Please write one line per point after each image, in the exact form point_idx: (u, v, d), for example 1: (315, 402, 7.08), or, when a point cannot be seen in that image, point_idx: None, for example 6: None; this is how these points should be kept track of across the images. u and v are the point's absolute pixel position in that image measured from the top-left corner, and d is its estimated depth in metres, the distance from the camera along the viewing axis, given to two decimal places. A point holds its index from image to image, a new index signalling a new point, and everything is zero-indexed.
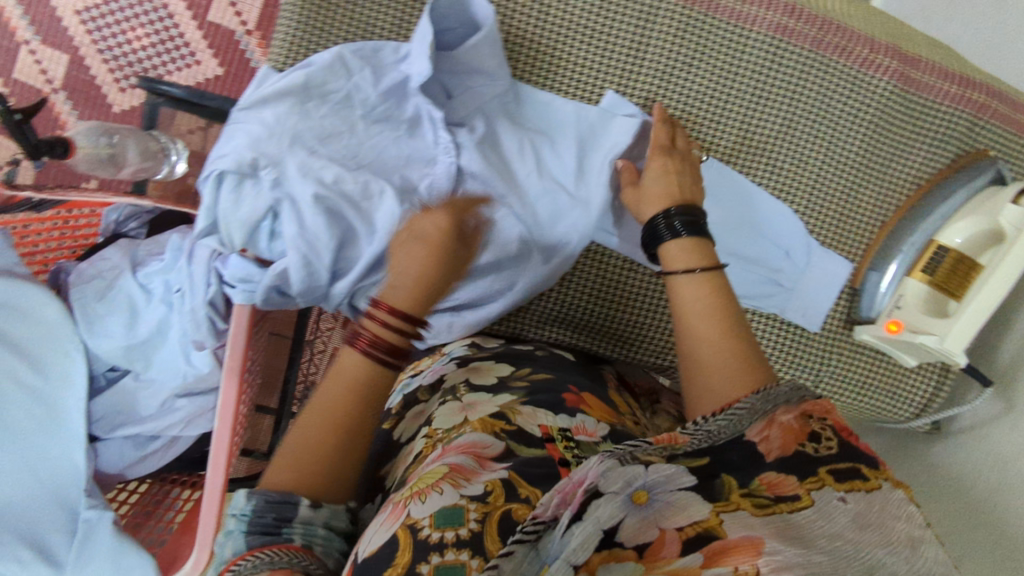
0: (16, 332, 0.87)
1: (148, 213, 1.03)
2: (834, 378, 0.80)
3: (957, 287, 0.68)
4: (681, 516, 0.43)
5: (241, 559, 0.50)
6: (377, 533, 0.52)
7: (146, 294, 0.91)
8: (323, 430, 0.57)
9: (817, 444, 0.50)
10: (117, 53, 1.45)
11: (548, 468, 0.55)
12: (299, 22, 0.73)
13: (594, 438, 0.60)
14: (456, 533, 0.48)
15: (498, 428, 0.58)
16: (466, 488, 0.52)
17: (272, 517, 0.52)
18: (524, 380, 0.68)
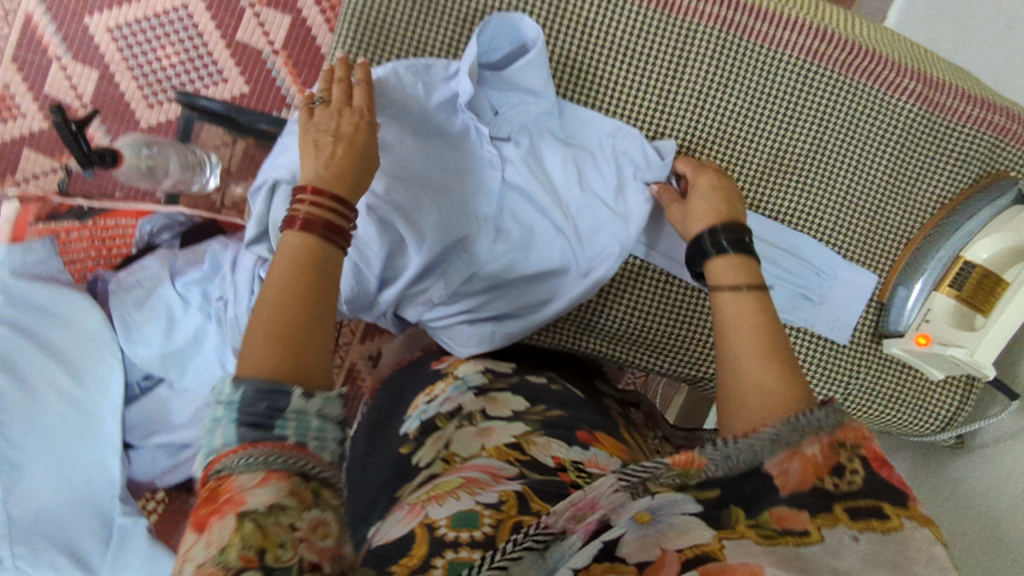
0: (57, 341, 0.89)
1: (180, 224, 1.06)
2: (863, 391, 0.80)
3: (982, 301, 0.70)
4: (683, 538, 0.43)
5: (233, 454, 0.45)
6: (396, 526, 0.54)
7: (183, 304, 0.94)
8: (289, 303, 0.51)
9: (839, 480, 0.46)
10: (147, 70, 1.48)
11: (560, 489, 0.55)
12: (352, 39, 0.75)
13: (606, 472, 0.59)
14: (471, 534, 0.50)
15: (513, 457, 0.60)
16: (481, 496, 0.54)
17: (264, 407, 0.46)
18: (539, 415, 0.67)
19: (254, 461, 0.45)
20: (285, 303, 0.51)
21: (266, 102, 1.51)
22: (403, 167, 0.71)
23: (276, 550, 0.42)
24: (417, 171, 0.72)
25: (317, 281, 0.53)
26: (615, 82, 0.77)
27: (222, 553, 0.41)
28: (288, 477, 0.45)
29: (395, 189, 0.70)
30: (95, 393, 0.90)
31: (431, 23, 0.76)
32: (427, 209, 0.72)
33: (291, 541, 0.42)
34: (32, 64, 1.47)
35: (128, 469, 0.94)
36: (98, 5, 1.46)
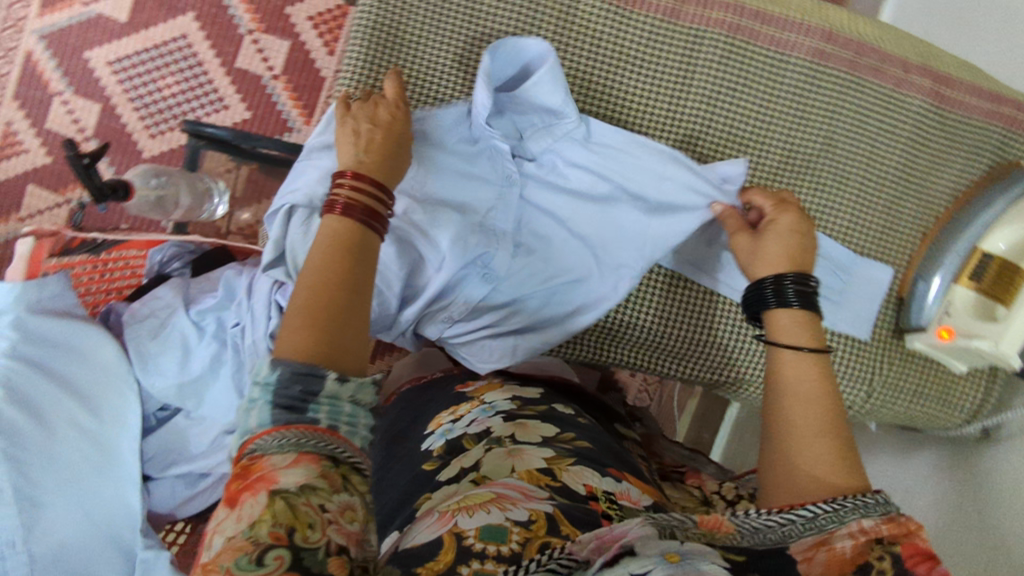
0: (71, 376, 0.86)
1: (189, 253, 1.05)
2: (887, 387, 0.80)
3: (1003, 292, 0.69)
4: None
5: (265, 434, 0.48)
6: (425, 531, 0.57)
7: (197, 331, 0.94)
8: (321, 289, 0.54)
9: None
10: (148, 101, 1.49)
11: (590, 516, 0.58)
12: (361, 60, 0.75)
13: (636, 506, 0.63)
14: (498, 548, 0.52)
15: (544, 482, 0.63)
16: (511, 512, 0.56)
17: (297, 390, 0.49)
18: (569, 442, 0.72)
19: (284, 444, 0.48)
20: (323, 283, 0.53)
21: (268, 127, 1.52)
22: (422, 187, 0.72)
23: (306, 530, 0.44)
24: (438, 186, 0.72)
25: (356, 268, 0.56)
26: (624, 92, 0.78)
27: (252, 528, 0.44)
28: (319, 460, 0.48)
29: (414, 210, 0.71)
30: (110, 426, 0.89)
31: (438, 43, 0.76)
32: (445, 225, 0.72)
33: (320, 521, 0.45)
34: (34, 100, 1.47)
35: (148, 501, 0.93)
36: (98, 39, 1.47)
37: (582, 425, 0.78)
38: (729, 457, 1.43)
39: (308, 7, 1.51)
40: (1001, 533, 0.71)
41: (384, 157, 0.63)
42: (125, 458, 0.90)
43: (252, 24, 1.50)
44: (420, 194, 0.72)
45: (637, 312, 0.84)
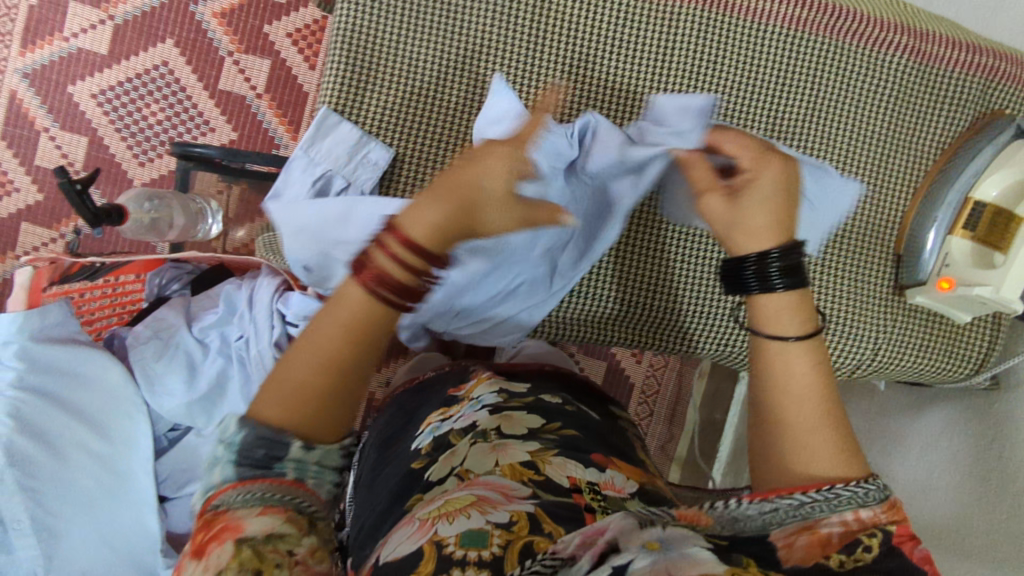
0: (81, 403, 0.87)
1: (188, 273, 1.06)
2: (894, 343, 0.80)
3: (1001, 239, 0.69)
4: (694, 568, 0.46)
5: (231, 488, 0.51)
6: (406, 542, 0.61)
7: (202, 349, 0.95)
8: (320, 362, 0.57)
9: (845, 556, 0.51)
10: (134, 130, 1.50)
11: (573, 512, 0.62)
12: (343, 62, 0.75)
13: (622, 493, 0.69)
14: (479, 553, 0.56)
15: (526, 477, 0.67)
16: (492, 514, 0.60)
17: (262, 453, 0.53)
18: (553, 434, 0.77)
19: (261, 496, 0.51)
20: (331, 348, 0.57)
21: (256, 146, 1.53)
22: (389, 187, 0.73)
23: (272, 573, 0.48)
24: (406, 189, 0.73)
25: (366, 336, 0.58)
26: (606, 79, 0.78)
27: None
28: (284, 511, 0.51)
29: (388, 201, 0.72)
30: (122, 449, 0.89)
31: (415, 41, 0.76)
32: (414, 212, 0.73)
33: (287, 563, 0.49)
34: (21, 138, 1.48)
35: (165, 522, 0.94)
36: (80, 72, 1.48)
37: (569, 412, 0.84)
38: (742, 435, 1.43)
39: (286, 24, 1.52)
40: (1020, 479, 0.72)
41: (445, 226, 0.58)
42: (137, 480, 0.90)
43: (231, 45, 1.50)
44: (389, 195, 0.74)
45: (618, 271, 0.86)
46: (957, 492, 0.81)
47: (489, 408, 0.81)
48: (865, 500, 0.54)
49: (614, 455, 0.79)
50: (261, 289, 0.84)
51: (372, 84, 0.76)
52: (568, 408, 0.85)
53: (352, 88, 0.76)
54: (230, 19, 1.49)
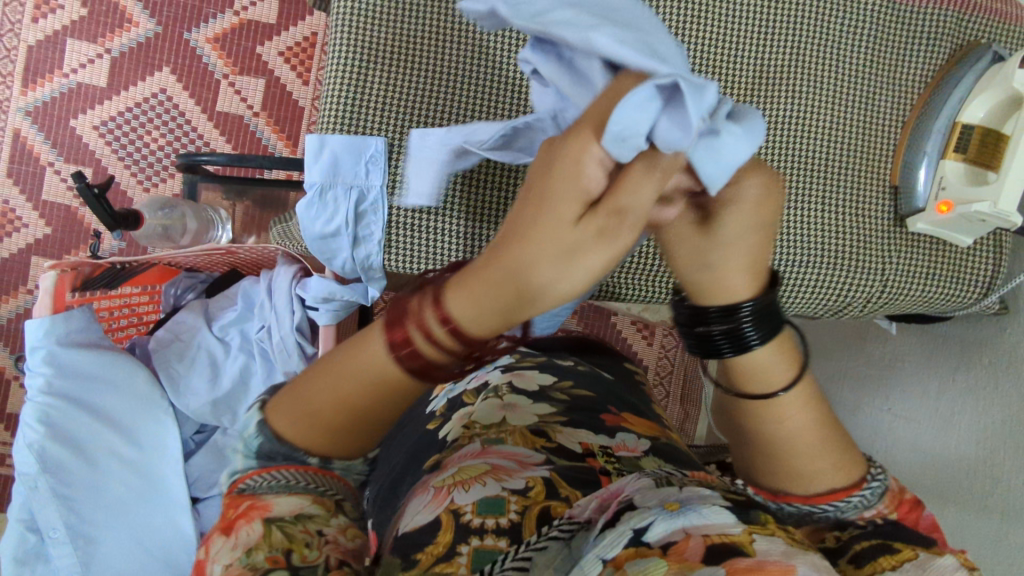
0: (111, 408, 0.88)
1: (202, 282, 1.08)
2: (901, 273, 0.82)
3: (991, 158, 0.72)
4: (710, 526, 0.47)
5: (254, 478, 0.52)
6: (422, 511, 0.62)
7: (223, 347, 0.96)
8: (336, 408, 0.52)
9: (841, 533, 0.55)
10: (137, 157, 1.53)
11: (591, 475, 0.67)
12: (346, 40, 0.75)
13: (635, 453, 0.74)
14: (496, 522, 0.58)
15: (539, 444, 0.72)
16: (508, 484, 0.62)
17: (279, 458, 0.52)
18: (563, 393, 0.86)
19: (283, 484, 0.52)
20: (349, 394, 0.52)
21: None
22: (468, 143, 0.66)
23: (303, 550, 0.48)
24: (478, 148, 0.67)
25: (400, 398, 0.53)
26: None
27: (249, 555, 0.47)
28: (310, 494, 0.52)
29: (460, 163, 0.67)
30: (151, 452, 0.90)
31: (417, 14, 0.76)
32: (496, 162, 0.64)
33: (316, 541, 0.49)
34: (28, 175, 1.51)
35: (199, 523, 0.93)
36: (81, 107, 1.52)
37: (582, 371, 0.94)
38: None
39: (276, 43, 1.56)
40: None
41: (498, 313, 0.46)
42: (169, 486, 0.90)
43: (225, 68, 1.55)
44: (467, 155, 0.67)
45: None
46: (979, 422, 0.82)
47: (501, 368, 0.93)
48: (874, 497, 0.56)
49: (627, 412, 0.85)
50: (279, 276, 0.88)
51: (374, 59, 0.75)
52: (580, 368, 0.95)
53: (355, 64, 0.75)
54: (223, 43, 1.54)
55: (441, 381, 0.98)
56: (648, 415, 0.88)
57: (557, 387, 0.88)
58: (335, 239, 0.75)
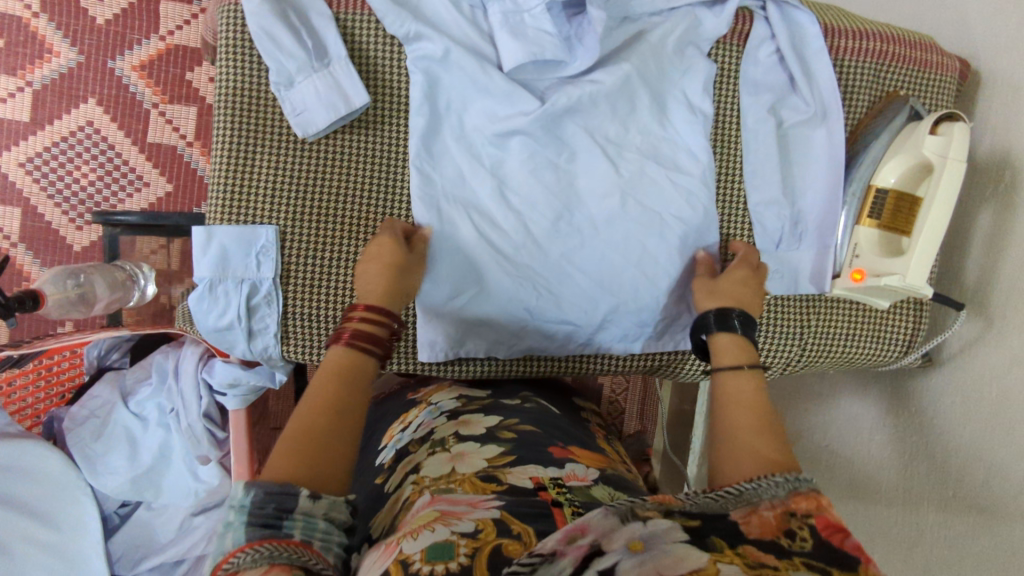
0: (20, 494, 0.87)
1: (127, 341, 1.05)
2: (820, 339, 0.81)
3: (905, 223, 0.72)
4: (678, 564, 0.42)
5: (240, 553, 0.46)
6: (372, 566, 0.51)
7: (141, 422, 0.95)
8: (307, 423, 0.55)
9: (793, 540, 0.46)
10: (68, 195, 1.37)
11: (542, 508, 0.54)
12: (258, 81, 0.73)
13: (586, 482, 0.62)
14: (446, 565, 0.46)
15: (489, 489, 0.58)
16: (456, 526, 0.50)
17: (273, 508, 0.48)
18: (511, 431, 0.71)
19: (260, 557, 0.46)
20: (306, 425, 0.54)
21: (192, 198, 1.40)
22: (495, 123, 0.74)
23: None
24: (513, 176, 0.76)
25: (343, 408, 0.57)
26: None
27: None
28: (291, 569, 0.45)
29: (495, 118, 0.74)
30: (71, 534, 0.89)
31: (355, 43, 0.74)
32: (539, 160, 0.75)
33: None
34: None
35: None
36: (3, 142, 1.35)
37: (529, 408, 0.78)
38: (866, 523, 0.91)
39: (209, 68, 1.39)
40: (953, 472, 0.78)
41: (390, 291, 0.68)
42: (90, 565, 0.89)
43: (155, 97, 1.37)
44: (495, 131, 0.74)
45: None
46: (904, 485, 0.85)
47: (446, 414, 0.76)
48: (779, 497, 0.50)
49: (574, 444, 0.72)
50: (185, 360, 0.91)
51: (306, 68, 0.71)
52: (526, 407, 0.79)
53: (273, 98, 0.73)
54: (150, 71, 1.36)
55: (389, 431, 0.84)
56: (594, 449, 0.74)
57: (503, 426, 0.72)
58: (228, 334, 0.73)
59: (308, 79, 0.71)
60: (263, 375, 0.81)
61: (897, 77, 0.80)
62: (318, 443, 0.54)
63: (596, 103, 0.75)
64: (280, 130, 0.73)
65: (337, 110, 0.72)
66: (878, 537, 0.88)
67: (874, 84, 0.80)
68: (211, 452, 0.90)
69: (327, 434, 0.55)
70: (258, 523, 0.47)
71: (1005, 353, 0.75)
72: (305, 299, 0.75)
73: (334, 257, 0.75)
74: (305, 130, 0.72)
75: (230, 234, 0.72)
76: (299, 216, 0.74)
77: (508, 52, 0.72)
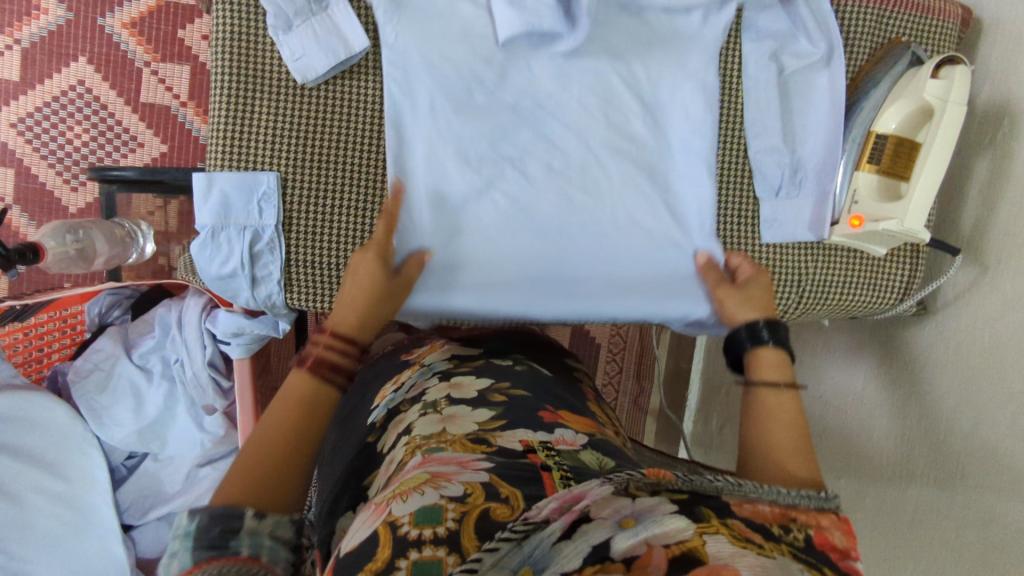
0: (30, 446, 0.88)
1: (127, 298, 1.05)
2: (821, 285, 0.82)
3: (904, 168, 0.73)
4: (667, 533, 0.42)
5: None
6: (362, 528, 0.50)
7: (145, 375, 0.95)
8: (261, 449, 0.54)
9: (787, 533, 0.47)
10: (61, 155, 1.35)
11: (531, 472, 0.53)
12: (253, 26, 0.72)
13: (575, 447, 0.59)
14: (434, 531, 0.45)
15: (478, 450, 0.56)
16: (446, 489, 0.49)
17: (218, 531, 0.47)
18: (502, 394, 0.68)
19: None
20: (260, 451, 0.54)
21: (187, 158, 1.38)
22: (483, 126, 0.77)
23: None
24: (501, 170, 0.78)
25: (296, 432, 0.57)
26: None
27: None
28: None
29: (483, 119, 0.77)
30: (81, 485, 0.91)
31: None
32: (527, 149, 0.78)
33: None
34: None
35: (133, 548, 0.95)
36: None
37: (520, 372, 0.76)
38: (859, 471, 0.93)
39: (200, 26, 1.35)
40: (946, 420, 0.80)
41: (362, 321, 0.67)
42: (99, 514, 0.91)
43: (147, 55, 1.34)
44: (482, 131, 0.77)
45: None
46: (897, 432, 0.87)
47: (438, 375, 0.74)
48: (782, 498, 0.51)
49: (566, 410, 0.69)
50: (188, 312, 0.91)
51: (303, 12, 0.71)
52: (518, 368, 0.77)
53: (270, 44, 0.72)
54: (141, 28, 1.33)
55: (381, 391, 0.81)
56: (585, 414, 0.71)
57: (496, 388, 0.70)
58: (232, 280, 0.73)
59: (305, 23, 0.71)
60: (266, 324, 0.82)
61: (899, 23, 0.79)
62: (267, 470, 0.53)
63: (586, 87, 0.78)
64: (277, 76, 0.73)
65: (334, 55, 0.72)
66: (868, 481, 0.90)
67: (876, 30, 0.79)
68: (217, 402, 0.92)
69: (277, 460, 0.54)
70: (203, 545, 0.46)
71: (996, 300, 0.77)
72: (307, 246, 0.75)
73: (335, 206, 0.75)
74: (303, 76, 0.72)
75: (232, 181, 0.72)
76: (300, 165, 0.74)
77: (504, 21, 0.72)
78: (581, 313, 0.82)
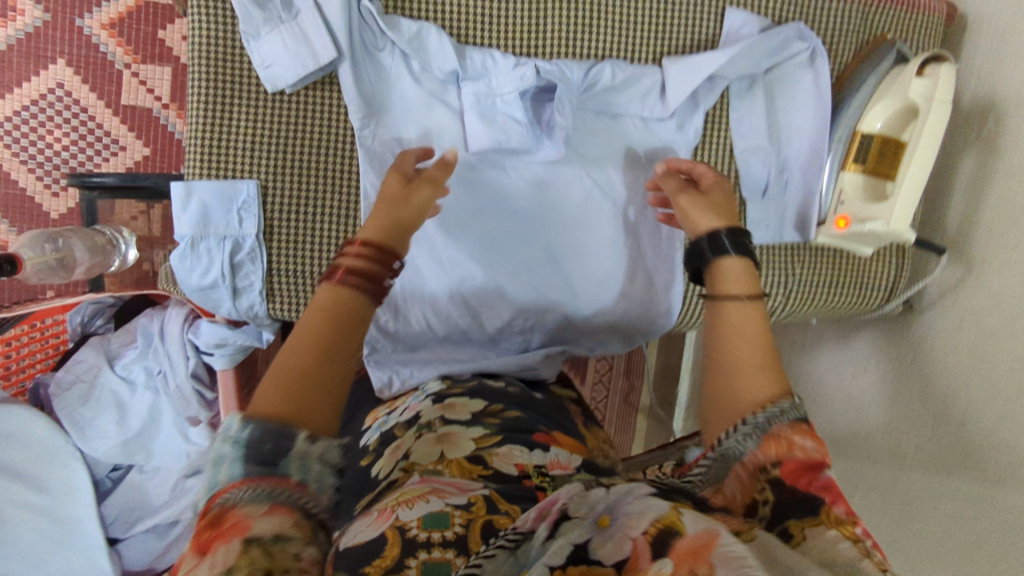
0: (11, 459, 0.87)
1: (110, 307, 1.03)
2: (806, 286, 0.82)
3: (889, 168, 0.72)
4: (643, 520, 0.40)
5: (236, 488, 0.42)
6: (364, 529, 0.47)
7: (128, 385, 0.95)
8: (301, 359, 0.49)
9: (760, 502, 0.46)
10: (41, 160, 1.33)
11: (527, 492, 0.52)
12: (226, 36, 0.70)
13: (570, 471, 0.57)
14: (443, 533, 0.45)
15: (475, 475, 0.55)
16: (450, 498, 0.49)
17: (269, 448, 0.44)
18: (497, 417, 0.64)
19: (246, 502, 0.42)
20: (299, 363, 0.49)
21: (170, 161, 1.36)
22: (459, 214, 0.77)
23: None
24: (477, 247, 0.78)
25: (336, 338, 0.51)
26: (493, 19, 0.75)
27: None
28: (291, 512, 0.43)
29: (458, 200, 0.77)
30: (65, 498, 0.90)
31: None
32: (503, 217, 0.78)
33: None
34: None
35: (119, 561, 0.94)
36: None
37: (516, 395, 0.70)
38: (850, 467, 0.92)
39: (180, 27, 1.33)
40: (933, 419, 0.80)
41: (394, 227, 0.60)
42: (84, 527, 0.90)
43: (126, 57, 1.32)
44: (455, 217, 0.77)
45: None
46: (887, 430, 0.87)
47: (432, 397, 0.69)
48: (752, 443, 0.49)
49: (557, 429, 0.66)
50: (169, 323, 0.90)
51: (270, 22, 0.70)
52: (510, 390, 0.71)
53: (243, 55, 0.71)
54: (121, 29, 1.31)
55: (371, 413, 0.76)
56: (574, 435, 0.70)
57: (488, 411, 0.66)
58: (212, 293, 0.73)
59: (275, 30, 0.70)
60: (249, 334, 0.81)
61: (886, 20, 0.78)
62: (309, 385, 0.48)
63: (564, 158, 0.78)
64: (251, 86, 0.71)
65: (306, 62, 0.70)
66: (858, 479, 0.90)
67: (862, 28, 0.78)
68: (202, 413, 0.91)
69: (318, 373, 0.49)
70: (254, 460, 0.43)
71: (983, 296, 0.76)
72: (289, 255, 0.74)
73: (316, 217, 0.74)
74: (273, 85, 0.71)
75: (211, 190, 0.71)
76: (280, 176, 0.73)
77: (475, 135, 0.74)
78: (569, 316, 0.81)
